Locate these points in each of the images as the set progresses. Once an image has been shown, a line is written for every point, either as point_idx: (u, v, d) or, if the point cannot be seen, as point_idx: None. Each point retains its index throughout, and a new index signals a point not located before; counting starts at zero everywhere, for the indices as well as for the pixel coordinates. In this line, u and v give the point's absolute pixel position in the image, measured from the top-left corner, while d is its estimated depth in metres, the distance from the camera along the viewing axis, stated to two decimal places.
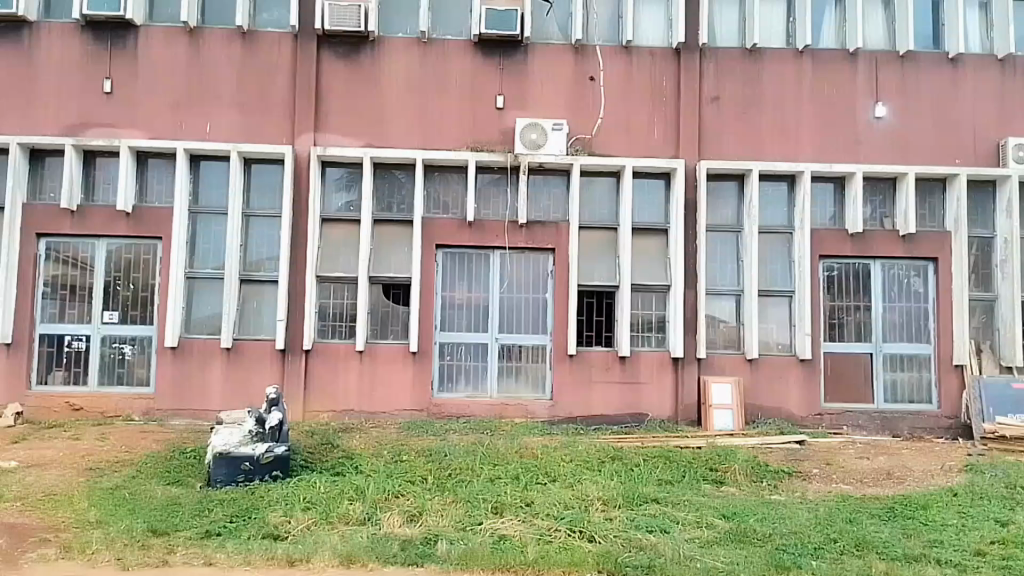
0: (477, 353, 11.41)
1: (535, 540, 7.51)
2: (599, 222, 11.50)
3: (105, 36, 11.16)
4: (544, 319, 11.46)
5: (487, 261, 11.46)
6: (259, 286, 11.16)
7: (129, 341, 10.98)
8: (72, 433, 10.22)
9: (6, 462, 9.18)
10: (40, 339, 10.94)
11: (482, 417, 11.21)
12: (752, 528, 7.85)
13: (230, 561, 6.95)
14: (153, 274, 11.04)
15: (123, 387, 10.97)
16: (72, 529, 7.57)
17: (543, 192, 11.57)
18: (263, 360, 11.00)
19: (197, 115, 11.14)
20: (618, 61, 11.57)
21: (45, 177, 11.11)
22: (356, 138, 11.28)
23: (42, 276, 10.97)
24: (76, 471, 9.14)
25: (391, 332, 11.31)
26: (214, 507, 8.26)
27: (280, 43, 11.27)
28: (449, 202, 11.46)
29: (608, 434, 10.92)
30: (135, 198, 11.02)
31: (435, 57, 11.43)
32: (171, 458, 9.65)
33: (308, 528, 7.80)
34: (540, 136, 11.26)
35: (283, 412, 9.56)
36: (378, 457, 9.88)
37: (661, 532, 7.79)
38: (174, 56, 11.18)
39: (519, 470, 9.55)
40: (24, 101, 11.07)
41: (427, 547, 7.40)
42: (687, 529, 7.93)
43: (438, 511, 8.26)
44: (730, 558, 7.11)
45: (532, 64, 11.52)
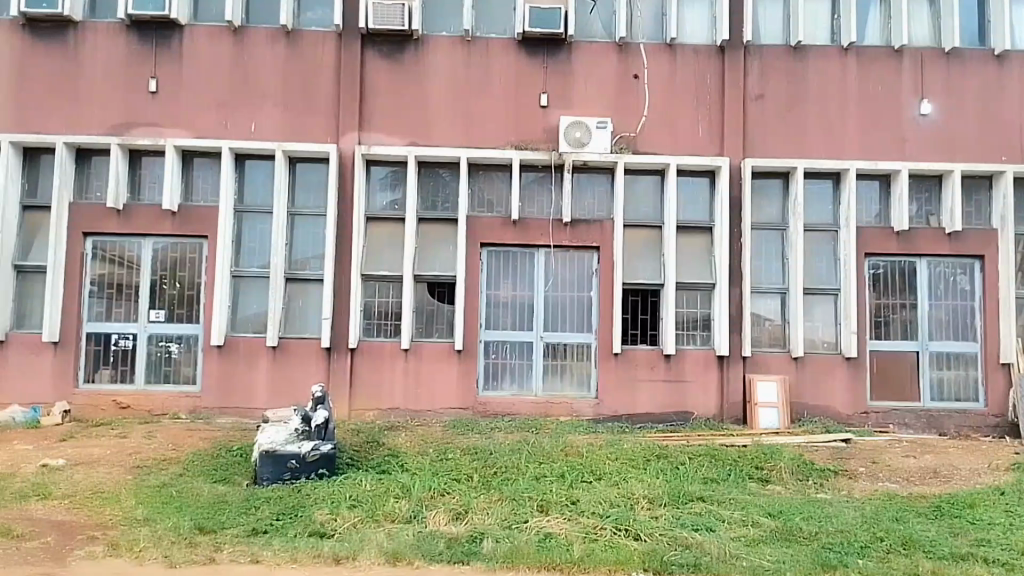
0: (522, 351, 11.44)
1: (581, 538, 7.50)
2: (643, 220, 11.55)
3: (150, 36, 11.17)
4: (588, 318, 11.50)
5: (532, 259, 11.52)
6: (304, 285, 11.16)
7: (175, 340, 10.97)
8: (119, 431, 10.21)
9: (55, 460, 9.18)
10: (87, 338, 10.92)
11: (527, 416, 11.23)
12: (798, 527, 7.81)
13: (277, 559, 6.96)
14: (199, 273, 11.02)
15: (169, 386, 10.95)
16: (120, 527, 7.60)
17: (586, 191, 11.63)
18: (309, 359, 11.01)
19: (241, 114, 11.12)
20: (662, 59, 11.59)
21: (92, 175, 11.13)
22: (401, 138, 11.29)
23: (89, 275, 10.96)
24: (124, 469, 9.16)
25: (436, 330, 11.36)
26: (261, 505, 8.29)
27: (324, 42, 11.26)
28: (492, 201, 11.53)
29: (653, 433, 10.93)
30: (181, 197, 11.01)
31: (480, 57, 11.45)
32: (218, 456, 9.66)
33: (354, 526, 7.80)
34: (584, 134, 11.31)
35: (328, 411, 9.58)
36: (423, 455, 9.90)
37: (707, 531, 7.77)
38: (219, 56, 11.17)
39: (564, 468, 9.55)
40: (69, 101, 11.08)
41: (473, 545, 7.38)
42: (732, 528, 7.90)
43: (484, 509, 8.26)
44: (777, 557, 7.07)
45: (575, 63, 11.54)
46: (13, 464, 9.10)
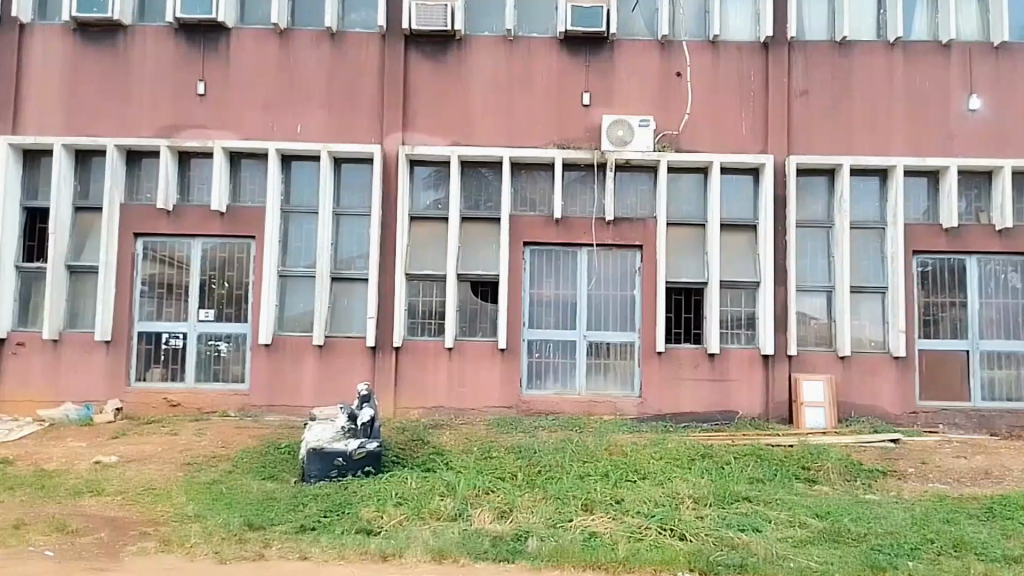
0: (565, 350, 11.56)
1: (626, 537, 7.49)
2: (686, 218, 11.66)
3: (198, 39, 11.10)
4: (632, 316, 11.61)
5: (575, 258, 11.62)
6: (349, 284, 11.25)
7: (224, 338, 11.02)
8: (170, 428, 10.32)
9: (108, 456, 9.36)
10: (138, 336, 10.95)
11: (571, 414, 11.32)
12: (847, 528, 7.72)
13: (325, 556, 7.03)
14: (248, 272, 11.03)
15: (218, 384, 10.99)
16: (171, 523, 7.72)
17: (629, 189, 11.73)
18: (355, 357, 11.10)
19: (287, 116, 11.13)
20: (704, 56, 11.65)
21: (142, 176, 11.12)
22: (444, 138, 11.35)
23: (140, 275, 10.98)
24: (175, 466, 9.30)
25: (480, 329, 11.46)
26: (308, 502, 8.37)
27: (368, 44, 11.31)
28: (535, 199, 11.61)
29: (697, 433, 10.89)
30: (229, 197, 11.02)
31: (523, 56, 11.48)
32: (267, 453, 9.78)
33: (400, 523, 7.86)
34: (627, 132, 11.35)
35: (373, 409, 9.68)
36: (468, 453, 9.96)
37: (753, 531, 7.70)
38: (266, 59, 11.15)
39: (608, 467, 9.55)
40: (119, 104, 10.97)
41: (518, 543, 7.40)
42: (780, 528, 7.82)
43: (529, 508, 8.26)
44: (824, 558, 6.99)
45: (617, 62, 11.58)
46: (67, 461, 9.28)
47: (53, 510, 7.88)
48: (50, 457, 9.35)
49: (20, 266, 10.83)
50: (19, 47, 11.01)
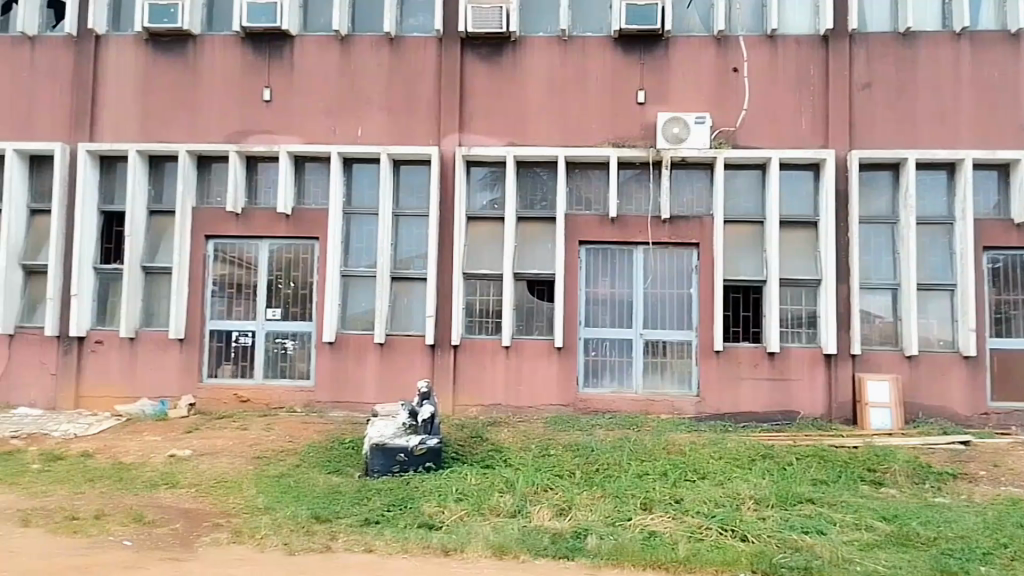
0: (622, 348, 11.58)
1: (686, 537, 7.46)
2: (744, 215, 11.56)
3: (264, 47, 11.16)
4: (689, 315, 11.55)
5: (631, 257, 11.61)
6: (409, 283, 11.46)
7: (290, 336, 11.26)
8: (240, 423, 10.65)
9: (182, 450, 9.75)
10: (210, 335, 11.20)
11: (628, 413, 11.34)
12: (915, 532, 7.53)
13: (389, 548, 7.21)
14: (312, 273, 11.26)
15: (285, 380, 11.28)
16: (242, 515, 8.04)
17: (685, 186, 11.69)
18: (415, 355, 11.30)
19: (349, 120, 11.24)
20: (761, 51, 11.52)
21: (212, 181, 11.27)
22: (500, 138, 11.44)
23: (211, 275, 11.21)
24: (246, 460, 9.64)
25: (536, 327, 11.56)
26: (372, 496, 8.59)
27: (426, 47, 11.39)
28: (590, 199, 11.65)
29: (757, 433, 10.77)
30: (294, 200, 11.23)
31: (578, 56, 11.53)
32: (331, 448, 10.05)
33: (461, 518, 8.00)
34: (682, 130, 11.32)
35: (433, 406, 9.89)
36: (526, 450, 10.07)
37: (818, 534, 7.58)
38: (329, 64, 11.23)
39: (667, 466, 9.52)
40: (190, 111, 11.07)
41: (577, 540, 7.46)
42: (845, 531, 7.68)
43: (588, 506, 8.31)
44: (891, 562, 6.85)
45: (673, 59, 11.53)
46: (143, 454, 9.70)
47: (131, 501, 8.28)
48: (128, 450, 9.76)
49: (99, 267, 11.02)
50: (95, 57, 11.05)
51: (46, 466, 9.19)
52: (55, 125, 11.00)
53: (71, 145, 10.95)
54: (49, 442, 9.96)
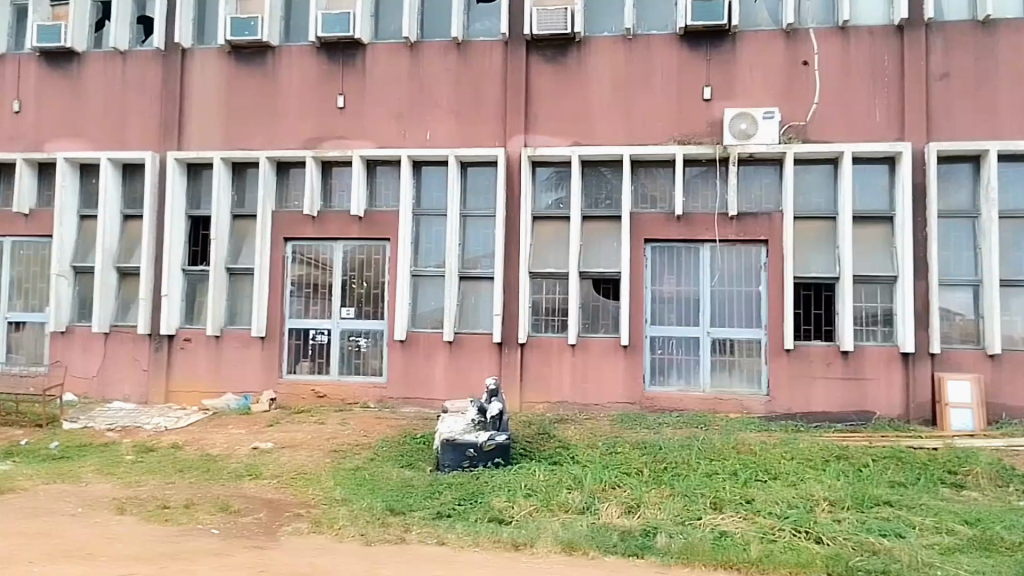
0: (689, 347, 11.52)
1: (759, 538, 7.35)
2: (814, 211, 11.37)
3: (337, 55, 11.57)
4: (758, 313, 11.40)
5: (697, 254, 11.53)
6: (476, 282, 11.68)
7: (364, 334, 11.64)
8: (317, 418, 11.07)
9: (264, 443, 10.22)
10: (289, 332, 11.68)
11: (696, 411, 11.29)
12: (1001, 537, 7.24)
13: (461, 542, 7.39)
14: (383, 273, 11.60)
15: (359, 377, 11.66)
16: (321, 506, 8.39)
17: (752, 182, 11.55)
18: (482, 352, 11.51)
19: (417, 124, 11.54)
20: (832, 43, 11.28)
21: (289, 186, 11.76)
22: (566, 138, 11.54)
23: (289, 276, 11.68)
24: (323, 453, 10.03)
25: (602, 326, 11.62)
26: (443, 490, 8.81)
27: (492, 51, 11.59)
28: (656, 197, 11.64)
29: (831, 433, 10.51)
30: (366, 202, 11.61)
31: (643, 54, 11.52)
32: (404, 443, 10.34)
33: (530, 513, 8.14)
34: (750, 125, 11.20)
35: (501, 403, 10.09)
36: (593, 448, 10.15)
37: (896, 537, 7.37)
38: (398, 70, 11.56)
39: (737, 466, 9.42)
40: (269, 119, 11.57)
41: (647, 538, 7.47)
42: (925, 535, 7.44)
43: (656, 504, 8.32)
44: (975, 567, 6.61)
45: (740, 54, 11.41)
46: (229, 447, 10.20)
47: (218, 491, 8.74)
48: (214, 443, 10.29)
49: (186, 269, 11.63)
50: (182, 70, 11.62)
51: (140, 457, 9.77)
52: (145, 136, 11.59)
53: (160, 154, 11.55)
54: (142, 434, 10.55)
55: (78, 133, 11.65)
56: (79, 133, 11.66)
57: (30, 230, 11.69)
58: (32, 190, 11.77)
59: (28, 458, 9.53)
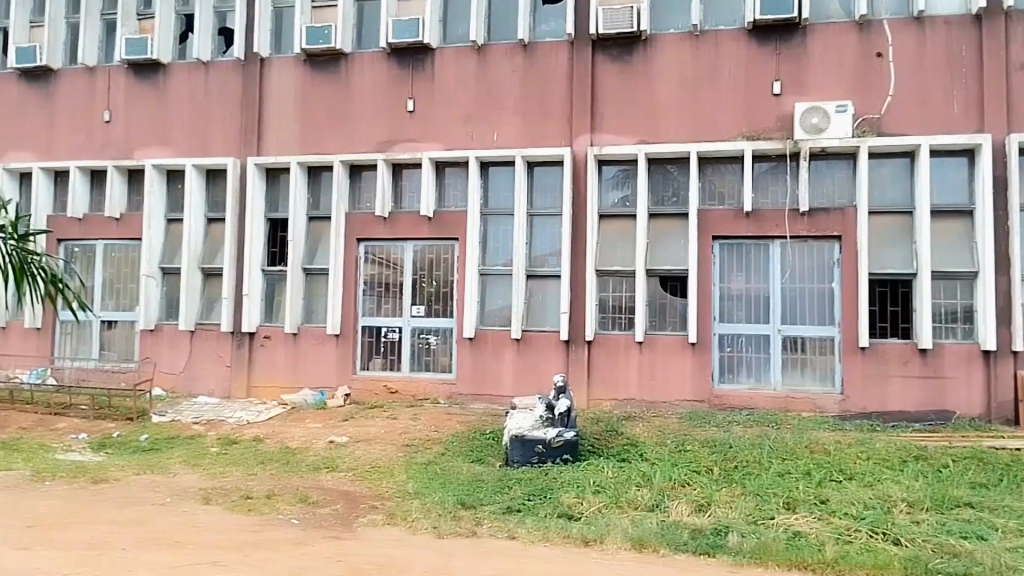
0: (759, 345, 11.39)
1: (834, 539, 7.20)
2: (889, 206, 11.12)
3: (407, 60, 11.87)
4: (831, 310, 11.20)
5: (767, 251, 11.40)
6: (543, 280, 11.81)
7: (434, 332, 11.91)
8: (390, 413, 11.35)
9: (340, 437, 10.54)
10: (362, 330, 12.04)
11: (767, 410, 11.17)
12: None
13: (531, 536, 7.46)
14: (452, 272, 11.85)
15: (429, 373, 11.93)
16: (395, 498, 8.60)
17: (824, 178, 11.37)
18: (550, 350, 11.63)
19: (484, 125, 11.75)
20: (907, 34, 11.01)
21: (362, 189, 12.11)
22: (632, 137, 11.58)
23: (362, 275, 12.03)
24: (396, 447, 10.27)
25: (669, 323, 11.59)
26: (513, 485, 8.92)
27: (558, 52, 11.71)
28: (724, 193, 11.56)
29: (909, 433, 10.25)
30: (435, 203, 11.88)
31: (710, 50, 11.46)
32: (473, 438, 10.52)
33: (600, 510, 8.19)
34: (822, 120, 11.02)
35: (570, 400, 10.21)
36: (662, 445, 10.15)
37: (978, 539, 7.13)
38: (466, 73, 11.79)
39: (810, 466, 9.26)
40: (342, 123, 11.95)
41: (718, 537, 7.40)
42: (1009, 538, 7.15)
43: (727, 503, 8.26)
44: None
45: (811, 48, 11.25)
46: (307, 440, 10.55)
47: (297, 483, 9.05)
48: (293, 436, 10.67)
49: (266, 270, 12.10)
50: (261, 78, 12.10)
51: (224, 450, 10.21)
52: (227, 143, 12.12)
53: (241, 159, 12.07)
54: (226, 427, 11.03)
55: (165, 141, 12.27)
56: (165, 141, 12.27)
57: (121, 233, 12.35)
58: (122, 196, 12.45)
59: (121, 449, 10.09)
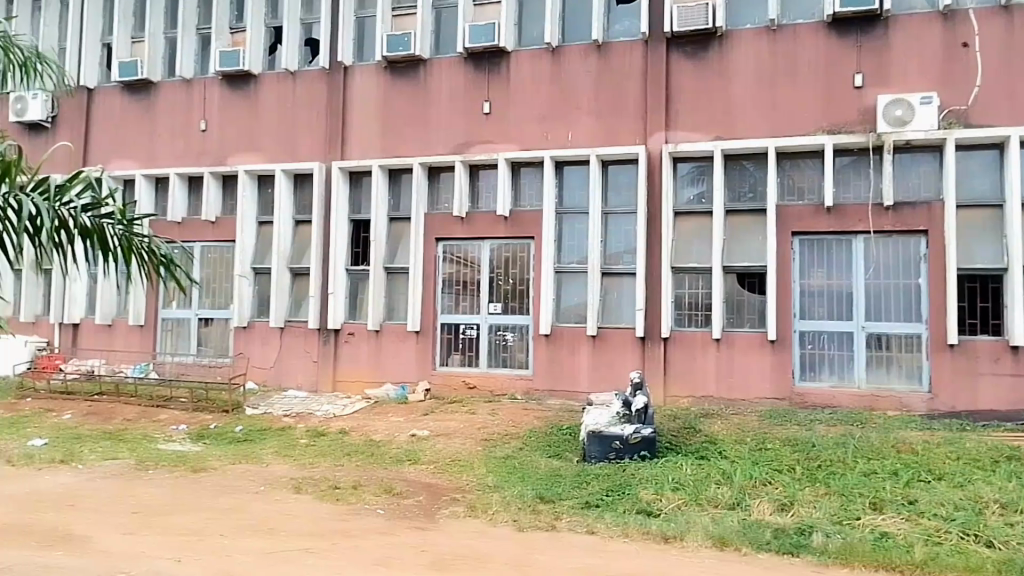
0: (841, 342, 11.18)
1: (923, 540, 6.88)
2: (978, 200, 10.78)
3: (483, 64, 12.18)
4: (917, 306, 10.90)
5: (849, 246, 11.20)
6: (618, 278, 11.90)
7: (511, 329, 12.15)
8: (469, 407, 11.60)
9: (421, 430, 10.79)
10: (441, 327, 12.39)
11: (852, 408, 10.94)
12: None
13: (610, 532, 7.33)
14: (528, 270, 12.07)
15: (507, 369, 12.17)
16: (475, 491, 8.67)
17: (909, 171, 11.10)
18: (625, 347, 11.71)
19: (559, 125, 11.94)
20: (996, 22, 10.66)
21: (440, 190, 12.48)
22: (708, 133, 11.56)
23: (440, 273, 12.39)
24: (475, 441, 10.44)
25: (748, 320, 11.50)
26: (591, 480, 8.83)
27: (632, 51, 11.81)
28: (804, 188, 11.42)
29: (1000, 433, 9.72)
30: (511, 202, 12.13)
31: (788, 45, 11.36)
32: (551, 433, 10.60)
33: (679, 507, 8.00)
34: (906, 112, 10.76)
35: (646, 397, 10.05)
36: (742, 443, 9.95)
37: None
38: (541, 75, 12.01)
39: (897, 465, 8.90)
40: (420, 126, 12.36)
41: (802, 537, 7.13)
42: None
43: (811, 503, 7.98)
44: None
45: (894, 39, 11.01)
46: (390, 433, 10.86)
47: (382, 474, 9.28)
48: (377, 429, 11.00)
49: (349, 269, 12.61)
50: (345, 86, 12.63)
51: (312, 441, 10.61)
52: (313, 147, 12.69)
53: (326, 164, 12.61)
54: (314, 419, 11.49)
55: (255, 148, 12.94)
56: (256, 148, 12.94)
57: (217, 236, 13.12)
58: (217, 201, 13.20)
59: (217, 440, 10.61)
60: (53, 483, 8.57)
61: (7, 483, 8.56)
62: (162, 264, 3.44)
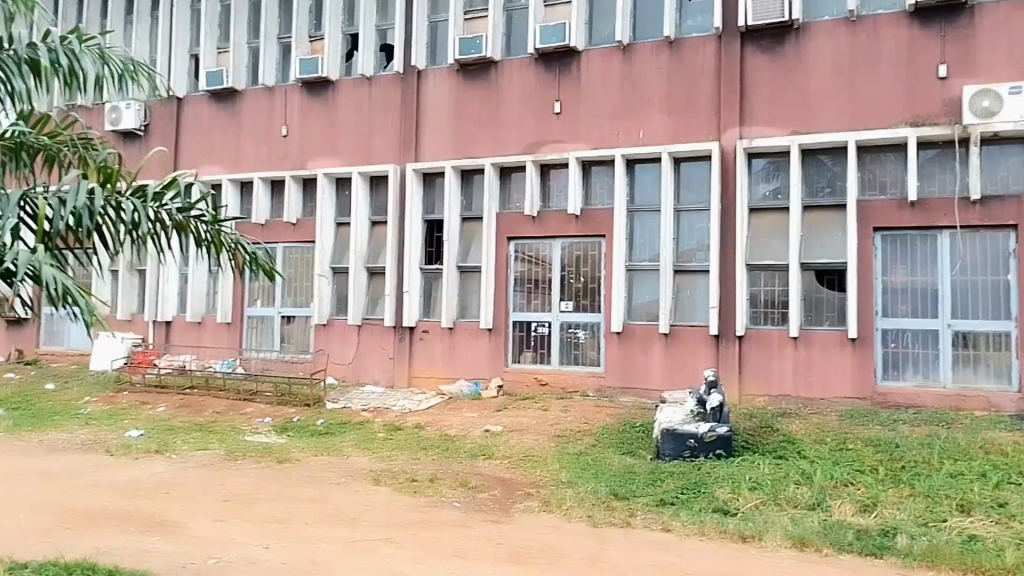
0: (926, 340, 10.88)
1: (1015, 543, 6.62)
2: None
3: (554, 64, 12.31)
4: (1007, 303, 10.50)
5: (934, 242, 10.87)
6: (691, 276, 11.86)
7: (582, 327, 12.26)
8: (541, 404, 11.75)
9: (495, 426, 10.96)
10: (513, 325, 12.61)
11: (937, 408, 10.62)
12: None
13: (687, 530, 7.30)
14: (599, 268, 12.15)
15: (578, 366, 12.29)
16: (549, 486, 8.75)
17: (998, 164, 10.70)
18: (699, 345, 11.66)
19: (631, 123, 11.97)
20: None
21: (512, 190, 12.69)
22: (784, 127, 11.39)
23: (512, 272, 12.59)
24: (549, 437, 10.56)
25: (826, 318, 11.32)
26: (665, 478, 8.78)
27: (705, 46, 11.74)
28: (885, 183, 11.15)
29: None
30: (582, 202, 12.23)
31: (868, 35, 11.09)
32: (624, 431, 10.62)
33: (757, 506, 7.90)
34: (993, 102, 10.30)
35: (721, 395, 9.92)
36: (822, 443, 9.76)
37: None
38: (612, 74, 12.06)
39: (986, 467, 8.58)
40: (492, 127, 12.57)
41: (885, 539, 6.96)
42: None
43: (895, 505, 7.76)
44: None
45: (981, 26, 10.62)
46: (464, 428, 11.08)
47: (458, 467, 9.47)
48: (452, 424, 11.25)
49: (424, 268, 12.96)
50: (418, 90, 12.97)
51: (390, 434, 10.92)
52: (388, 150, 13.08)
53: (401, 166, 12.98)
54: (392, 414, 11.85)
55: (333, 151, 13.42)
56: (333, 152, 13.41)
57: (298, 237, 13.68)
58: (298, 203, 13.75)
59: (301, 433, 11.05)
60: (149, 472, 9.11)
61: (109, 471, 9.12)
62: (255, 257, 4.48)
